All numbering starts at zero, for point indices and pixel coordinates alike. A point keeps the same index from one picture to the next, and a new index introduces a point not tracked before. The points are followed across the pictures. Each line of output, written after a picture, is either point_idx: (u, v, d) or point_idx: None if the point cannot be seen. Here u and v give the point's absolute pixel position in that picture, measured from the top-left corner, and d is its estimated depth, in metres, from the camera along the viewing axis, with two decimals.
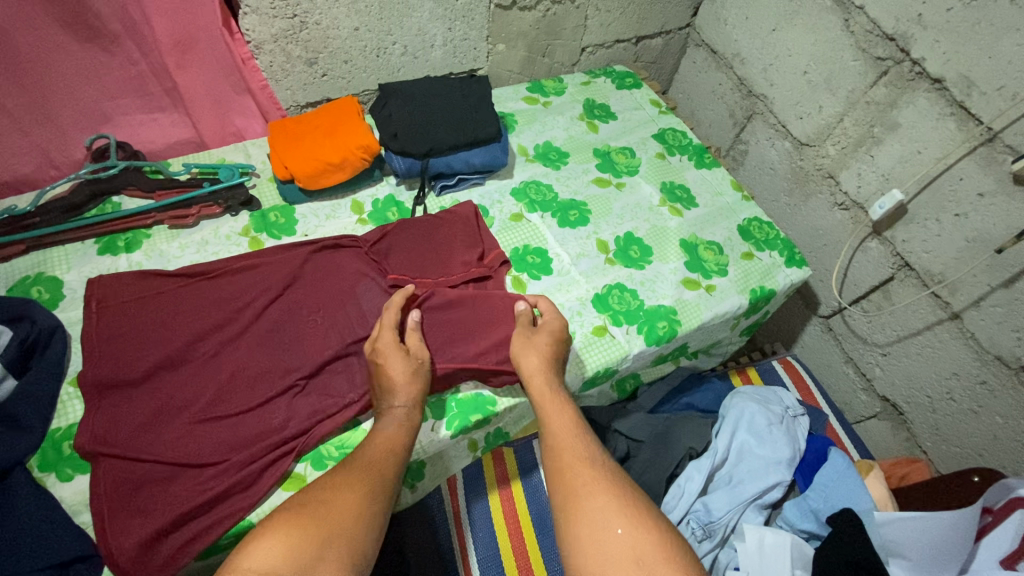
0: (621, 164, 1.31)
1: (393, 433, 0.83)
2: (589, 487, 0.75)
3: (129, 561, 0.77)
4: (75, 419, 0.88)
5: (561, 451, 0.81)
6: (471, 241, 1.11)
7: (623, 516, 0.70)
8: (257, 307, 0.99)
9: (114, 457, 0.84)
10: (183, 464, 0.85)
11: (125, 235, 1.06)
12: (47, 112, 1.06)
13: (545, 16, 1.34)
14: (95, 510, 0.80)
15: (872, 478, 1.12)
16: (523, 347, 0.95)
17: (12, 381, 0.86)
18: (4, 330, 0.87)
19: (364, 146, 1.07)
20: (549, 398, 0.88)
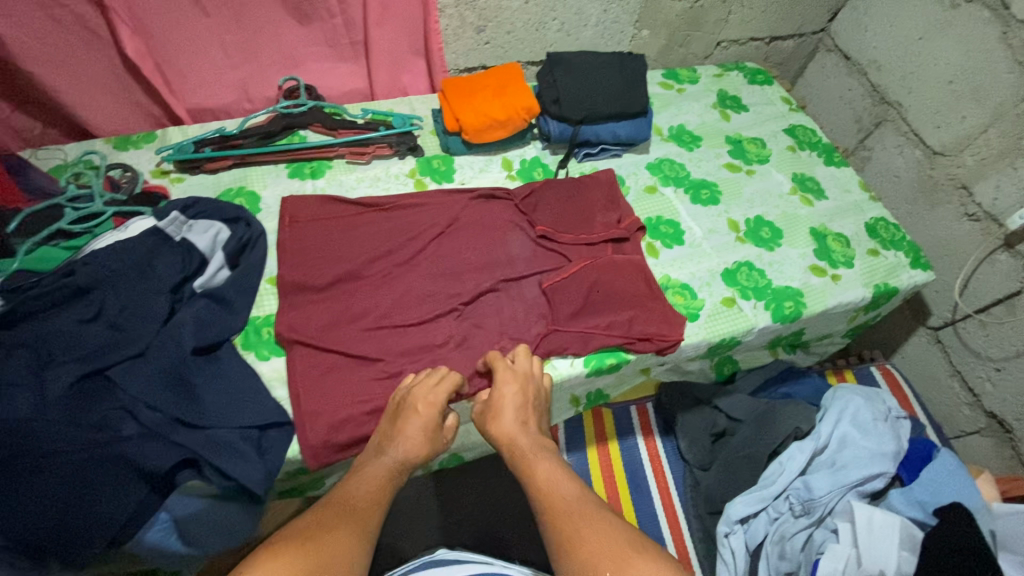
0: (752, 153, 1.36)
1: (376, 485, 0.79)
2: (575, 530, 0.71)
3: (317, 435, 0.91)
4: (271, 311, 1.01)
5: (545, 497, 0.77)
6: (611, 205, 1.19)
7: (613, 557, 0.65)
8: (423, 240, 1.11)
9: (306, 345, 0.97)
10: (361, 359, 0.98)
11: (310, 164, 1.20)
12: (254, 51, 1.22)
13: (692, 7, 1.41)
14: (292, 386, 0.94)
15: (981, 480, 1.17)
16: (502, 400, 0.92)
17: (227, 271, 1.01)
18: (225, 227, 1.01)
19: (527, 108, 1.18)
20: (528, 450, 0.86)
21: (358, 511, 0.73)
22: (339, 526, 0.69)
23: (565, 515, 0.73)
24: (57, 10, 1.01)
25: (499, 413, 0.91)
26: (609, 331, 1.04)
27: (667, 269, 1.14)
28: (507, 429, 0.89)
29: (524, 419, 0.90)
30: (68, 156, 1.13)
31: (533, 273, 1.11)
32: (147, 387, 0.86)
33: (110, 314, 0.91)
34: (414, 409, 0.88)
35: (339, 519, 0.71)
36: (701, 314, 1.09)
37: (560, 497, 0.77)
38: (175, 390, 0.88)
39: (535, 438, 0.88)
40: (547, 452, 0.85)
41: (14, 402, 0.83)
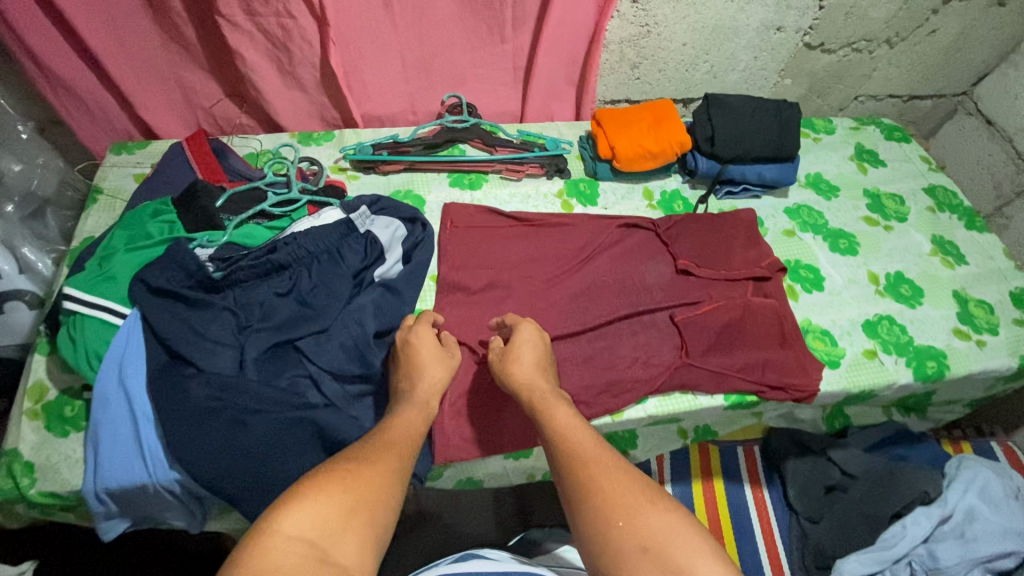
0: (890, 208, 1.36)
1: (411, 427, 0.82)
2: (592, 478, 0.72)
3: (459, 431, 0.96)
4: (431, 308, 1.10)
5: (565, 442, 0.78)
6: (750, 244, 1.22)
7: (626, 508, 0.68)
8: (569, 255, 1.17)
9: (457, 344, 1.03)
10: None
11: (469, 176, 1.29)
12: (428, 68, 1.33)
13: (840, 61, 1.44)
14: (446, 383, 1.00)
15: None
16: (517, 344, 0.95)
17: (400, 265, 1.11)
18: (403, 226, 1.12)
19: (681, 143, 1.23)
20: (546, 393, 0.87)
21: (389, 446, 0.76)
22: (377, 465, 0.71)
23: (581, 464, 0.74)
24: (288, 17, 1.12)
25: (513, 362, 0.93)
26: (743, 376, 1.04)
27: (808, 313, 1.15)
28: (522, 375, 0.91)
29: (541, 366, 0.94)
30: (262, 145, 1.27)
31: (672, 303, 1.12)
32: (334, 361, 0.96)
33: (301, 290, 1.01)
34: (421, 347, 0.94)
35: (371, 455, 0.73)
36: (842, 362, 1.10)
37: (578, 445, 0.77)
38: (358, 365, 0.98)
39: (553, 388, 0.90)
40: (563, 402, 0.86)
41: (221, 359, 0.92)
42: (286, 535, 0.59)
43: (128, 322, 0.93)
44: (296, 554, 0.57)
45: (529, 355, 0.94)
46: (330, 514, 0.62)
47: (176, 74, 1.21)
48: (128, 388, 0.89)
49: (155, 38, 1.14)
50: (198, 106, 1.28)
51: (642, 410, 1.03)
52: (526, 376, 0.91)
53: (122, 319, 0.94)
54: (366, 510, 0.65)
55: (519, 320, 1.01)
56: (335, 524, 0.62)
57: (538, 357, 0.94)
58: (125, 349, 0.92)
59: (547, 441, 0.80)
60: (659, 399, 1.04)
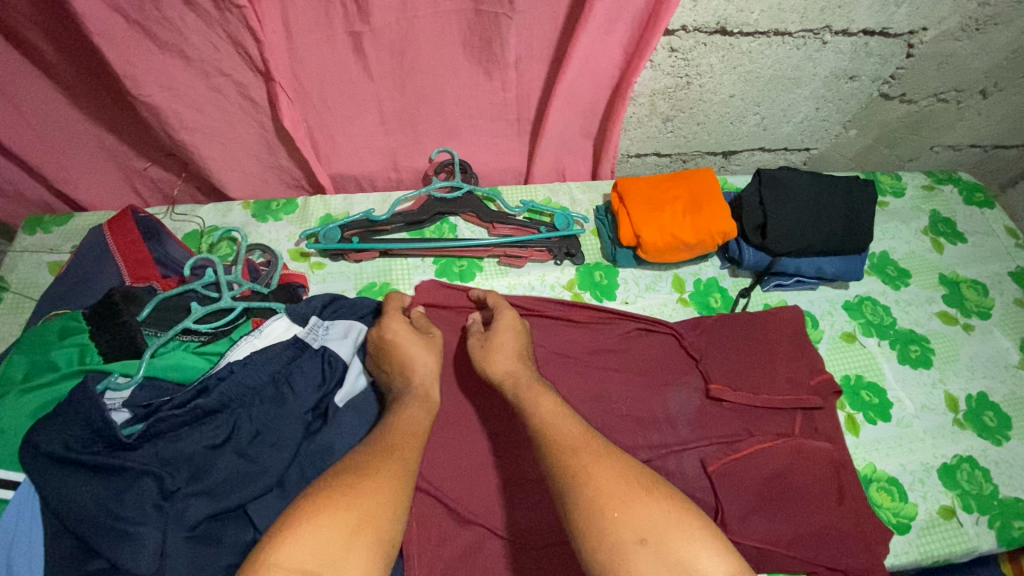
0: (971, 301, 1.12)
1: (416, 416, 0.72)
2: (580, 465, 0.62)
3: None
4: None
5: (546, 432, 0.67)
6: (797, 355, 0.98)
7: (619, 498, 0.59)
8: (579, 373, 0.96)
9: (434, 504, 0.84)
10: (498, 534, 0.82)
11: (461, 262, 1.05)
12: (412, 119, 1.08)
13: (920, 111, 1.17)
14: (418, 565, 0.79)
15: None
16: (496, 329, 0.83)
17: (364, 377, 0.88)
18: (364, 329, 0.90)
19: (723, 232, 0.99)
20: (530, 379, 0.75)
21: (394, 441, 0.67)
22: (381, 470, 0.62)
23: (567, 452, 0.64)
24: (228, 70, 0.88)
25: (489, 350, 0.81)
26: (792, 553, 0.82)
27: (871, 455, 0.94)
28: (502, 361, 0.79)
29: (523, 352, 0.81)
30: (206, 222, 1.04)
31: (700, 442, 0.91)
32: None
33: (240, 440, 0.80)
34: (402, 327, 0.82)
35: (373, 457, 0.64)
36: (912, 525, 0.89)
37: (566, 426, 0.67)
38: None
39: (536, 372, 0.78)
40: (547, 387, 0.74)
41: (139, 548, 0.71)
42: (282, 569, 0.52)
43: (18, 493, 0.74)
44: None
45: (507, 338, 0.82)
46: (333, 536, 0.55)
47: (96, 135, 0.98)
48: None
49: (62, 95, 0.90)
50: (129, 169, 1.05)
51: None
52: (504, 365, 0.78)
53: (11, 489, 0.74)
54: (372, 527, 0.57)
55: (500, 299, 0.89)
56: (341, 544, 0.55)
57: (518, 342, 0.82)
58: (15, 531, 0.73)
59: (529, 429, 0.69)
60: None
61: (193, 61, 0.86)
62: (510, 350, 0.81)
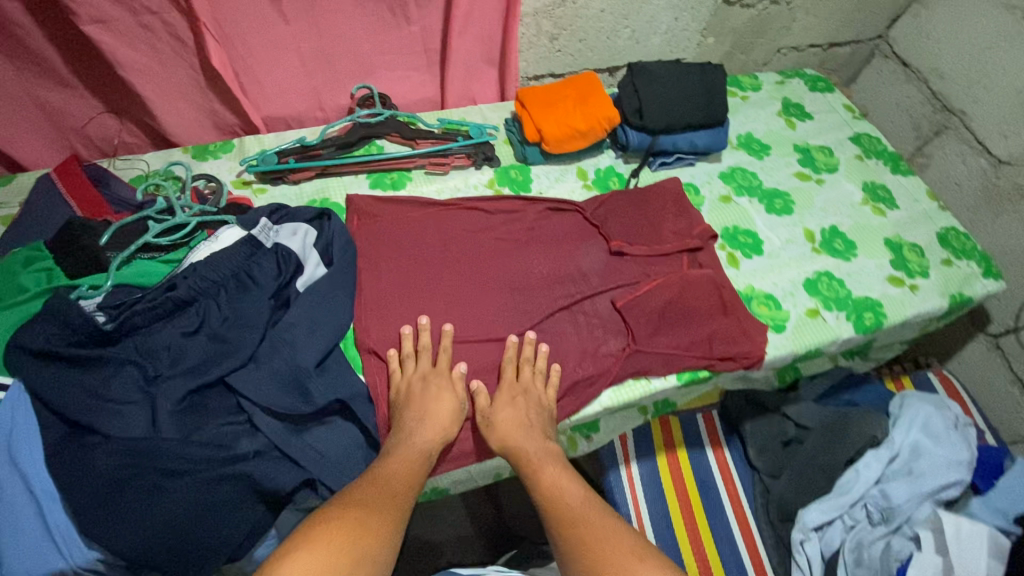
0: (821, 162, 1.36)
1: (411, 466, 0.84)
2: (580, 535, 0.80)
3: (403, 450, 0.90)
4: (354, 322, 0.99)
5: (554, 507, 0.85)
6: (680, 214, 1.20)
7: (612, 563, 0.75)
8: (506, 250, 1.11)
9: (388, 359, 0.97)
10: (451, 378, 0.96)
11: (391, 175, 1.19)
12: (330, 58, 1.21)
13: (759, 14, 1.41)
14: (382, 405, 0.93)
15: None
16: (503, 403, 0.94)
17: (323, 269, 1.01)
18: (310, 228, 1.01)
19: (608, 118, 1.17)
20: (535, 455, 0.91)
21: (396, 491, 0.80)
22: (384, 508, 0.77)
23: (569, 525, 0.82)
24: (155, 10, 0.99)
25: (499, 424, 0.93)
26: (690, 352, 1.03)
27: (750, 280, 1.15)
28: (508, 430, 0.92)
29: (525, 421, 0.93)
30: (150, 166, 1.13)
31: (609, 288, 1.09)
32: (261, 389, 0.87)
33: (212, 325, 0.91)
34: (433, 393, 0.91)
35: (378, 500, 0.77)
36: (786, 326, 1.10)
37: (559, 503, 0.85)
38: (293, 391, 0.88)
39: (540, 442, 0.92)
40: (552, 460, 0.91)
41: (129, 421, 0.82)
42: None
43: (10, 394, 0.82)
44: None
45: (515, 407, 0.94)
46: (341, 559, 0.68)
47: (33, 91, 1.05)
48: (22, 466, 0.78)
49: None
50: (68, 127, 1.13)
51: (596, 404, 1.02)
52: (512, 435, 0.91)
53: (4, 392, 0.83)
54: (376, 549, 0.72)
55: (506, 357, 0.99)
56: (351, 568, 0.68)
57: (525, 412, 0.94)
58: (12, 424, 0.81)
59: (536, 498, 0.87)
60: (614, 389, 1.02)
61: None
62: (516, 421, 0.93)
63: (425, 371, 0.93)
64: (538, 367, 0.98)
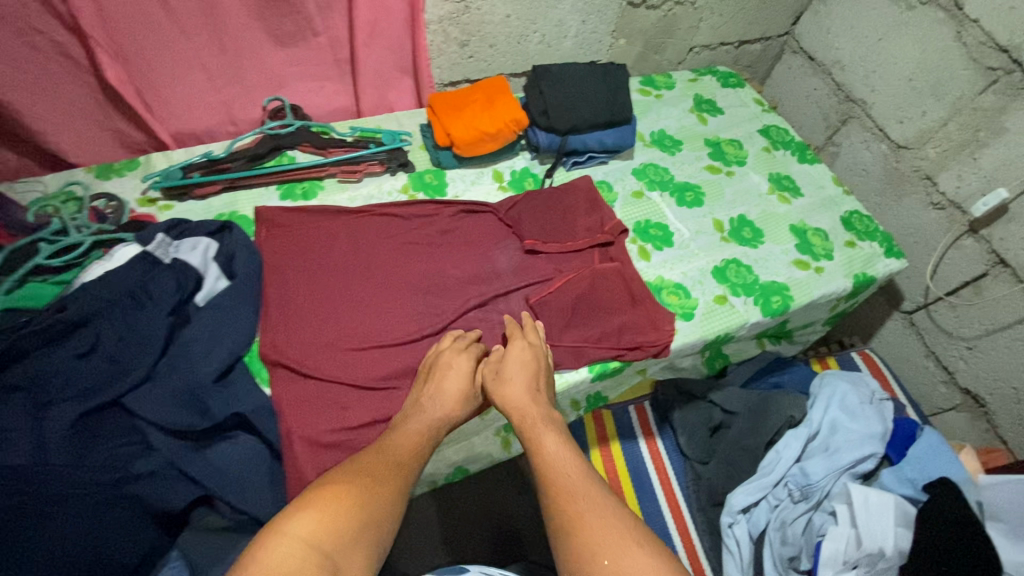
0: (730, 154, 1.41)
1: (415, 440, 0.84)
2: (578, 512, 0.72)
3: (305, 457, 0.89)
4: (258, 334, 0.99)
5: (552, 473, 0.79)
6: (593, 210, 1.22)
7: (611, 546, 0.68)
8: (419, 254, 1.12)
9: (292, 369, 0.95)
10: (354, 386, 0.96)
11: (302, 185, 1.19)
12: (237, 72, 1.21)
13: (666, 15, 1.46)
14: (283, 415, 0.91)
15: (994, 456, 1.32)
16: (508, 362, 0.95)
17: (225, 281, 1.01)
18: (211, 241, 1.02)
19: (516, 120, 1.20)
20: (538, 419, 0.88)
21: (401, 462, 0.79)
22: (386, 479, 0.75)
23: (567, 497, 0.75)
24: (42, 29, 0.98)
25: (507, 376, 0.93)
26: (599, 344, 1.05)
27: (660, 271, 1.18)
28: (511, 399, 0.91)
29: (533, 389, 0.93)
30: (49, 188, 1.10)
31: (522, 287, 1.11)
32: (159, 407, 0.86)
33: (106, 346, 0.89)
34: (448, 372, 0.94)
35: (380, 471, 0.76)
36: (694, 314, 1.13)
37: (557, 469, 0.79)
38: (191, 406, 0.87)
39: (545, 408, 0.90)
40: (554, 425, 0.87)
41: (15, 448, 0.78)
42: (291, 537, 0.62)
43: None
44: (299, 557, 0.60)
45: (524, 372, 0.94)
46: (335, 522, 0.66)
47: None
48: None
49: None
50: None
51: None
52: (519, 399, 0.90)
53: None
54: (371, 515, 0.69)
55: (517, 328, 1.01)
56: (344, 533, 0.65)
57: (531, 374, 0.94)
58: None
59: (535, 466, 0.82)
60: None
61: (4, 18, 0.95)
62: (524, 387, 0.92)
63: (450, 351, 0.97)
64: (541, 347, 1.00)
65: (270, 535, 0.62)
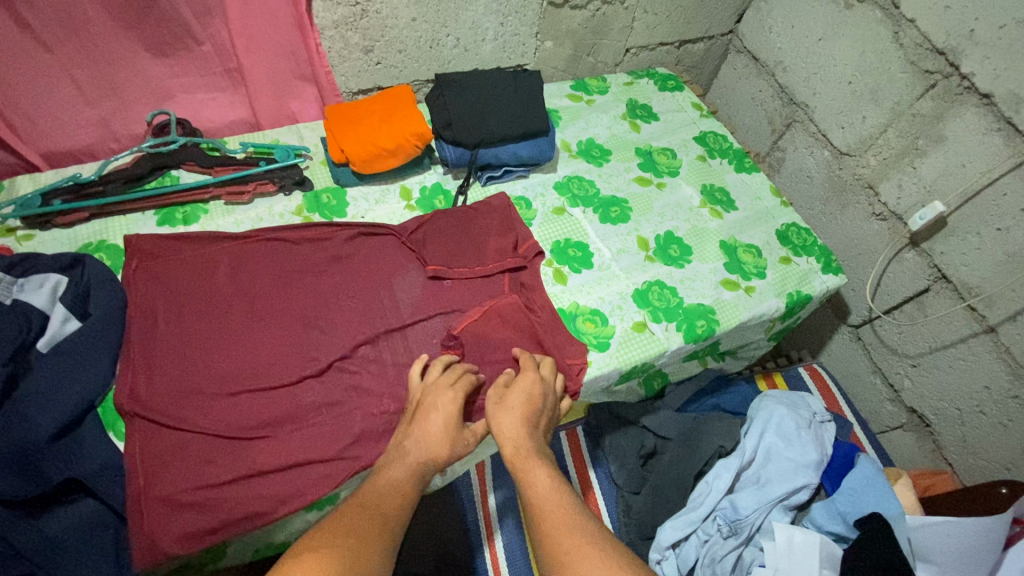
0: (663, 164, 1.33)
1: (401, 475, 0.77)
2: (569, 546, 0.66)
3: (153, 522, 0.80)
4: (114, 382, 0.89)
5: (542, 509, 0.72)
6: (506, 230, 1.13)
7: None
8: (309, 284, 1.02)
9: (149, 419, 0.86)
10: (217, 436, 0.87)
11: (184, 209, 1.09)
12: (113, 85, 1.10)
13: (594, 15, 1.37)
14: (132, 473, 0.83)
15: (941, 478, 1.25)
16: (511, 394, 0.88)
17: (76, 322, 0.91)
18: (61, 277, 0.92)
19: (418, 134, 1.11)
20: (530, 453, 0.80)
21: (382, 505, 0.71)
22: (366, 534, 0.65)
23: (557, 531, 0.68)
24: None
25: (507, 408, 0.86)
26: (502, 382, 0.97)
27: (576, 296, 1.10)
28: (508, 432, 0.83)
29: (530, 422, 0.85)
30: None
31: (421, 320, 1.02)
32: None
33: None
34: (435, 406, 0.85)
35: (359, 517, 0.67)
36: (609, 343, 1.05)
37: (553, 507, 0.71)
38: (22, 471, 0.78)
39: (538, 442, 0.83)
40: (546, 461, 0.79)
41: None
42: None
43: None
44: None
45: (523, 403, 0.87)
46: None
47: None
48: None
49: None
50: None
51: None
52: (513, 435, 0.82)
53: None
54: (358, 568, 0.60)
55: (531, 358, 0.95)
56: None
57: (533, 408, 0.87)
58: None
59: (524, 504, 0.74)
60: None
61: None
62: (520, 423, 0.84)
63: (443, 381, 0.89)
64: (550, 383, 0.93)
65: None
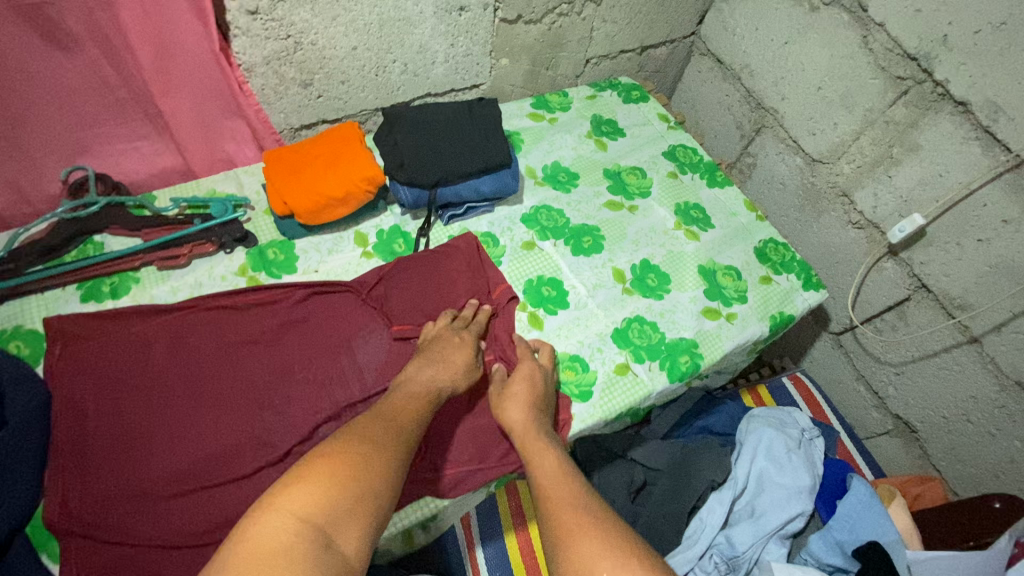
0: (632, 185, 1.26)
1: (411, 400, 0.79)
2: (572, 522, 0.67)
3: None
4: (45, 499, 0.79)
5: (548, 483, 0.74)
6: (474, 276, 1.05)
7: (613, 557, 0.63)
8: (261, 356, 0.93)
9: (90, 538, 0.77)
10: (171, 547, 0.78)
11: (112, 279, 0.98)
12: (17, 143, 0.94)
13: (550, 28, 1.28)
14: None
15: (932, 484, 1.22)
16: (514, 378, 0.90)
17: None
18: None
19: (368, 178, 1.02)
20: (536, 438, 0.82)
21: (398, 419, 0.74)
22: (388, 445, 0.68)
23: (563, 504, 0.70)
24: None
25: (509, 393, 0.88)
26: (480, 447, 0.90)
27: (553, 341, 1.03)
28: (513, 418, 0.86)
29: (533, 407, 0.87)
30: None
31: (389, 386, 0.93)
32: None
33: None
34: (447, 342, 0.90)
35: (376, 431, 0.70)
36: (592, 390, 0.99)
37: (558, 483, 0.73)
38: None
39: (543, 426, 0.85)
40: (552, 443, 0.82)
41: None
42: (290, 513, 0.56)
43: None
44: (291, 533, 0.54)
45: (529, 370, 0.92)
46: (328, 488, 0.59)
47: None
48: None
49: None
50: None
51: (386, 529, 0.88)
52: (520, 425, 0.84)
53: None
54: (369, 478, 0.63)
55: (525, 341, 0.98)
56: (346, 502, 0.59)
57: (535, 394, 0.89)
58: None
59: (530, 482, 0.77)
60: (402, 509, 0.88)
61: None
62: (524, 411, 0.86)
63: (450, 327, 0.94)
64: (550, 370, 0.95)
65: (260, 515, 0.56)
